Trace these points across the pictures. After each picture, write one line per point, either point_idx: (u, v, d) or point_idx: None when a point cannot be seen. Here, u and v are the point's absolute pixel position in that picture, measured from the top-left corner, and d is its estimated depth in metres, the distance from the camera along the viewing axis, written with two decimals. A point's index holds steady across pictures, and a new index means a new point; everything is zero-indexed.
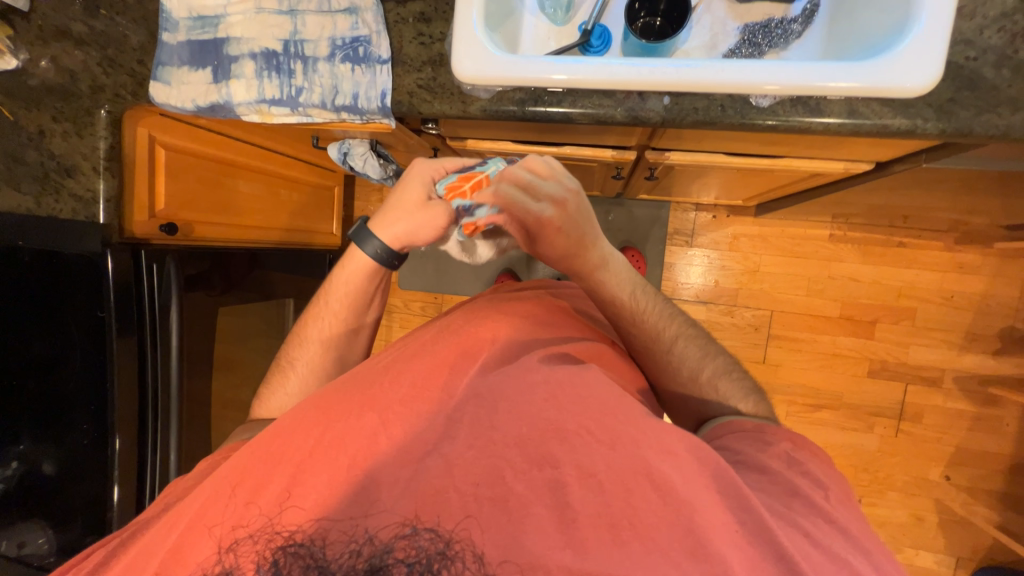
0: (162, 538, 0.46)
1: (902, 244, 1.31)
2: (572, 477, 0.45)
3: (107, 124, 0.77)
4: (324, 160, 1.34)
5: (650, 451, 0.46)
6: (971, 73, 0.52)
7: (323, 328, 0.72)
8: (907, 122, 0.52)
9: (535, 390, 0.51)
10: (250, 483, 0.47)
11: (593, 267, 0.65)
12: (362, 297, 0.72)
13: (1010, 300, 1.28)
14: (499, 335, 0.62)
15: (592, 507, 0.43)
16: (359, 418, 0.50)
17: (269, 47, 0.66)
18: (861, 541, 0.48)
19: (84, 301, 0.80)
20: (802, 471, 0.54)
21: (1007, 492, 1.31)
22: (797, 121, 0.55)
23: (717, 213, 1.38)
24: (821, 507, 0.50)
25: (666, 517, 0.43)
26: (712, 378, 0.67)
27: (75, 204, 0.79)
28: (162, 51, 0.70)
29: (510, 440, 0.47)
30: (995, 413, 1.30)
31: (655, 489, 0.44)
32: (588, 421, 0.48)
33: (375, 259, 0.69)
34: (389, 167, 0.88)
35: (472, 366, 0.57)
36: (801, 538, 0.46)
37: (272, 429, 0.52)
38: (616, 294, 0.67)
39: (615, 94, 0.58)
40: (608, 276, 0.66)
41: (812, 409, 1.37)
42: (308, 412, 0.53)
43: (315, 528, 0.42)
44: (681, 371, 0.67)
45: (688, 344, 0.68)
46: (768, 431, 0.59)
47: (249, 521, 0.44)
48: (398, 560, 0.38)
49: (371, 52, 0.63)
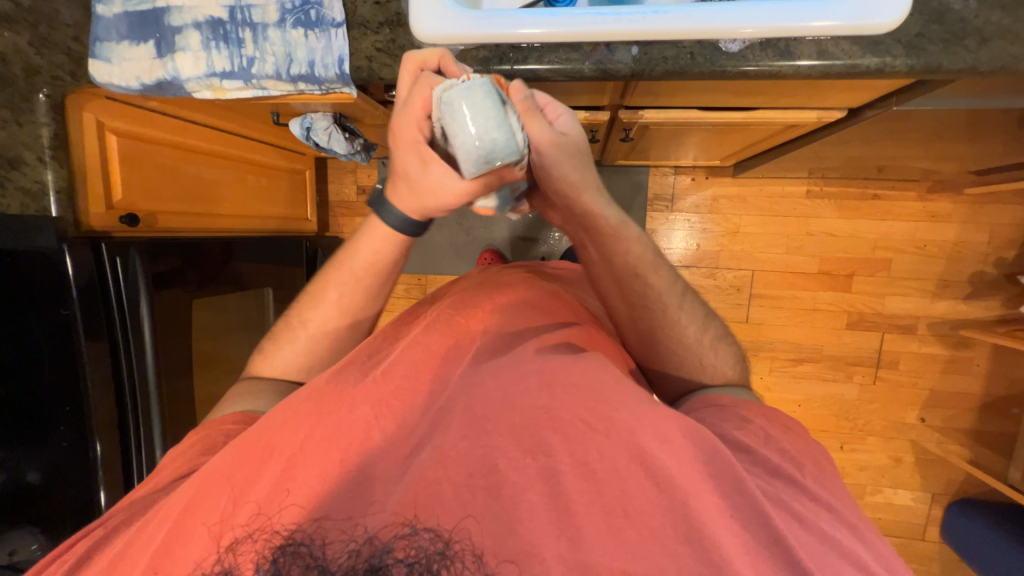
0: (144, 545, 0.44)
1: (877, 197, 1.32)
2: (567, 465, 0.44)
3: (47, 110, 0.72)
4: (291, 143, 1.29)
5: (646, 437, 0.46)
6: (939, 6, 0.51)
7: (343, 292, 0.70)
8: (876, 61, 0.52)
9: (527, 378, 0.50)
10: (238, 479, 0.46)
11: (609, 216, 0.62)
12: (385, 268, 0.67)
13: (980, 246, 1.31)
14: (489, 326, 0.61)
15: (588, 495, 0.43)
16: (352, 411, 0.49)
17: (214, 15, 0.62)
18: (845, 516, 0.47)
19: (43, 298, 0.75)
20: (779, 448, 0.53)
21: (976, 429, 1.37)
22: (766, 66, 0.53)
23: (696, 176, 1.37)
24: (799, 482, 0.49)
25: (660, 503, 0.43)
26: (715, 342, 0.69)
27: (24, 198, 0.73)
28: (98, 26, 0.65)
29: (504, 429, 0.46)
30: (966, 355, 1.35)
31: (649, 474, 0.44)
32: (583, 409, 0.47)
33: (393, 230, 0.61)
34: (354, 141, 0.86)
35: (466, 357, 0.56)
36: (790, 519, 0.45)
37: (263, 423, 0.50)
38: (626, 248, 0.65)
39: (582, 47, 0.56)
40: (622, 229, 0.64)
41: (795, 363, 1.41)
42: (300, 404, 0.51)
43: (314, 527, 0.42)
44: (687, 335, 0.68)
45: (694, 305, 0.70)
46: (743, 406, 0.59)
47: (246, 520, 0.43)
48: (398, 560, 0.39)
49: (323, 15, 0.60)
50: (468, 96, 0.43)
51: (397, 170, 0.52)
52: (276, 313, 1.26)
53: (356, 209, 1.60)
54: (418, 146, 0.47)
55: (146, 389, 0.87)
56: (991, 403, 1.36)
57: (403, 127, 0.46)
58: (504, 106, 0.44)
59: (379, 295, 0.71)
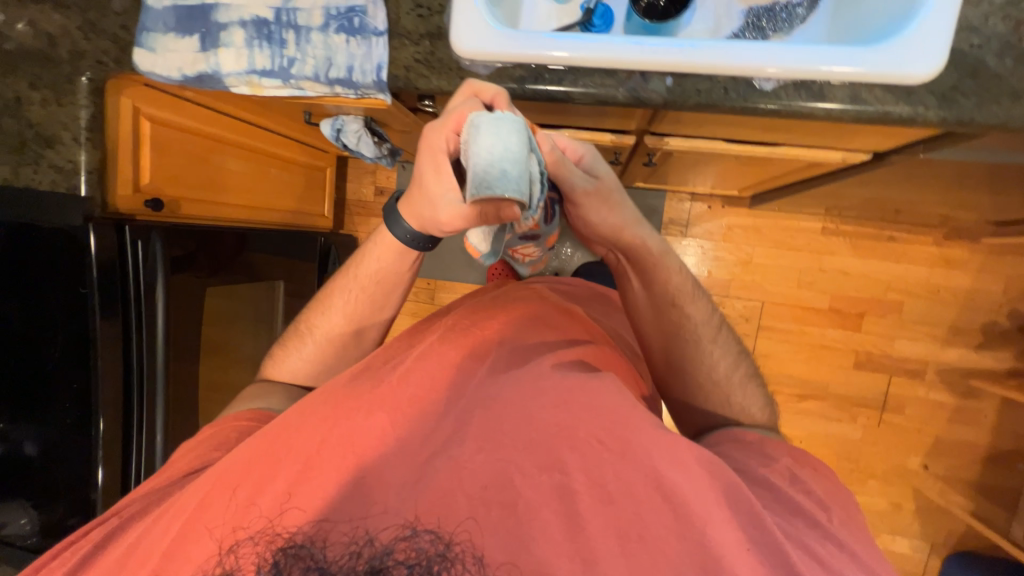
0: (162, 531, 0.45)
1: (892, 239, 1.32)
2: (582, 486, 0.44)
3: (88, 92, 0.74)
4: (316, 141, 1.31)
5: (663, 462, 0.46)
6: (974, 61, 0.52)
7: (349, 300, 0.71)
8: (908, 110, 0.53)
9: (543, 396, 0.50)
10: (251, 481, 0.46)
11: (651, 246, 0.65)
12: (391, 276, 0.69)
13: (993, 295, 1.31)
14: (503, 335, 0.61)
15: (602, 518, 0.43)
16: (368, 417, 0.49)
17: (260, 15, 0.63)
18: (868, 563, 0.47)
19: (64, 276, 0.77)
20: (807, 491, 0.53)
21: (980, 481, 1.35)
22: (799, 106, 0.54)
23: (712, 204, 1.38)
24: (825, 527, 0.48)
25: (676, 530, 0.43)
26: (744, 380, 0.68)
27: (54, 175, 0.77)
28: (147, 17, 0.67)
29: (521, 445, 0.46)
30: (974, 404, 1.34)
31: (665, 499, 0.44)
32: (600, 430, 0.47)
33: (403, 242, 0.64)
34: (382, 146, 0.88)
35: (480, 365, 0.56)
36: (809, 559, 0.44)
37: (278, 423, 0.51)
38: (666, 277, 0.67)
39: (617, 73, 0.57)
40: (664, 257, 0.66)
41: (799, 399, 1.40)
42: (315, 406, 0.52)
43: (315, 528, 0.42)
44: (717, 369, 0.68)
45: (728, 340, 0.70)
46: (770, 445, 0.59)
47: (250, 521, 0.43)
48: (398, 562, 0.39)
49: (367, 24, 0.61)
50: (496, 127, 0.44)
51: (417, 178, 0.53)
52: (286, 306, 1.26)
53: (372, 209, 1.61)
54: (440, 159, 0.49)
55: (154, 372, 0.86)
56: (997, 455, 1.34)
57: (432, 139, 0.48)
58: (529, 152, 0.44)
59: (386, 304, 0.73)
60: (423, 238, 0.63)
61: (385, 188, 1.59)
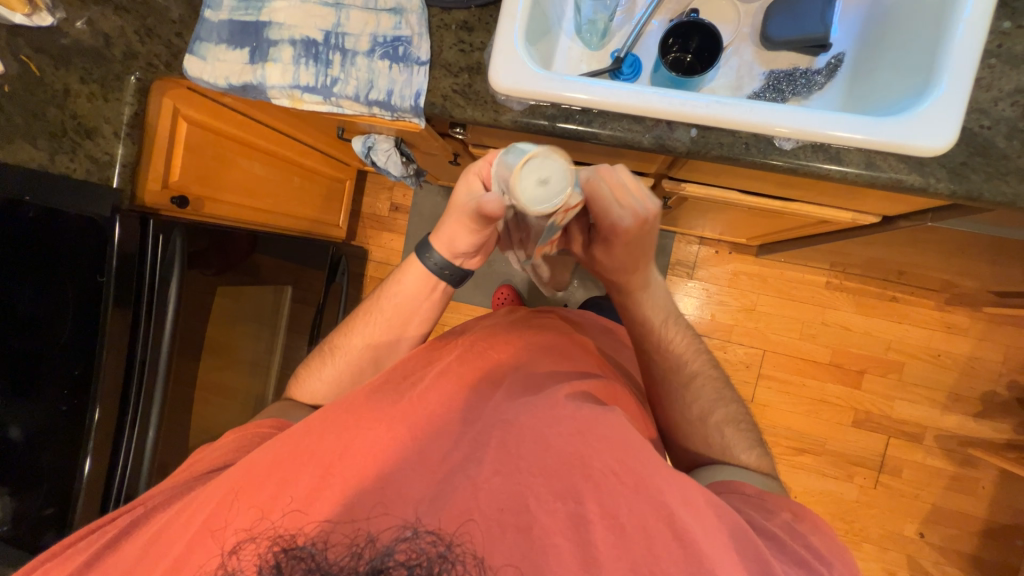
0: (181, 527, 0.46)
1: (894, 299, 1.34)
2: (595, 515, 0.44)
3: (135, 91, 0.78)
4: (340, 154, 1.35)
5: (674, 498, 0.45)
6: (984, 141, 0.56)
7: (372, 325, 0.72)
8: (921, 180, 0.55)
9: (561, 422, 0.50)
10: (270, 486, 0.47)
11: (635, 286, 0.69)
12: (418, 306, 0.72)
13: (994, 365, 1.31)
14: (522, 364, 0.63)
15: (614, 549, 0.43)
16: (386, 431, 0.51)
17: (309, 36, 0.67)
18: None
19: (82, 263, 0.77)
20: (806, 544, 0.51)
21: (977, 555, 1.32)
22: (815, 166, 0.57)
23: (719, 249, 1.41)
24: None
25: (684, 568, 0.42)
26: (720, 423, 0.68)
27: (89, 165, 0.79)
28: (202, 28, 0.71)
29: (537, 470, 0.46)
30: (972, 474, 1.32)
31: (676, 537, 0.43)
32: (615, 463, 0.47)
33: (433, 272, 0.69)
34: (408, 166, 0.91)
35: (496, 391, 0.58)
36: None
37: (301, 428, 0.52)
38: (645, 316, 0.72)
39: (645, 121, 0.60)
40: (644, 297, 0.71)
41: (796, 453, 1.38)
42: (338, 414, 0.53)
43: (319, 531, 0.43)
44: (690, 410, 0.69)
45: (706, 385, 0.70)
46: (770, 498, 0.57)
47: (259, 525, 0.44)
48: (399, 563, 0.36)
49: (410, 53, 0.65)
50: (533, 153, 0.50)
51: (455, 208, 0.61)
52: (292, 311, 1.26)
53: (386, 224, 1.64)
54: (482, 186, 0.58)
55: (157, 367, 0.85)
56: (995, 529, 1.32)
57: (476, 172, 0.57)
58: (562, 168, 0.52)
59: (408, 335, 0.74)
60: (453, 269, 0.69)
61: (400, 205, 1.62)
